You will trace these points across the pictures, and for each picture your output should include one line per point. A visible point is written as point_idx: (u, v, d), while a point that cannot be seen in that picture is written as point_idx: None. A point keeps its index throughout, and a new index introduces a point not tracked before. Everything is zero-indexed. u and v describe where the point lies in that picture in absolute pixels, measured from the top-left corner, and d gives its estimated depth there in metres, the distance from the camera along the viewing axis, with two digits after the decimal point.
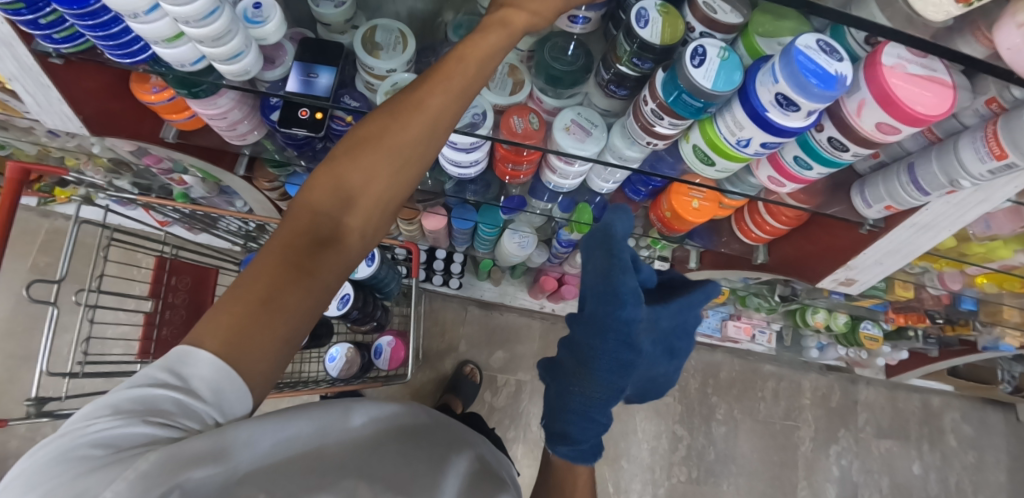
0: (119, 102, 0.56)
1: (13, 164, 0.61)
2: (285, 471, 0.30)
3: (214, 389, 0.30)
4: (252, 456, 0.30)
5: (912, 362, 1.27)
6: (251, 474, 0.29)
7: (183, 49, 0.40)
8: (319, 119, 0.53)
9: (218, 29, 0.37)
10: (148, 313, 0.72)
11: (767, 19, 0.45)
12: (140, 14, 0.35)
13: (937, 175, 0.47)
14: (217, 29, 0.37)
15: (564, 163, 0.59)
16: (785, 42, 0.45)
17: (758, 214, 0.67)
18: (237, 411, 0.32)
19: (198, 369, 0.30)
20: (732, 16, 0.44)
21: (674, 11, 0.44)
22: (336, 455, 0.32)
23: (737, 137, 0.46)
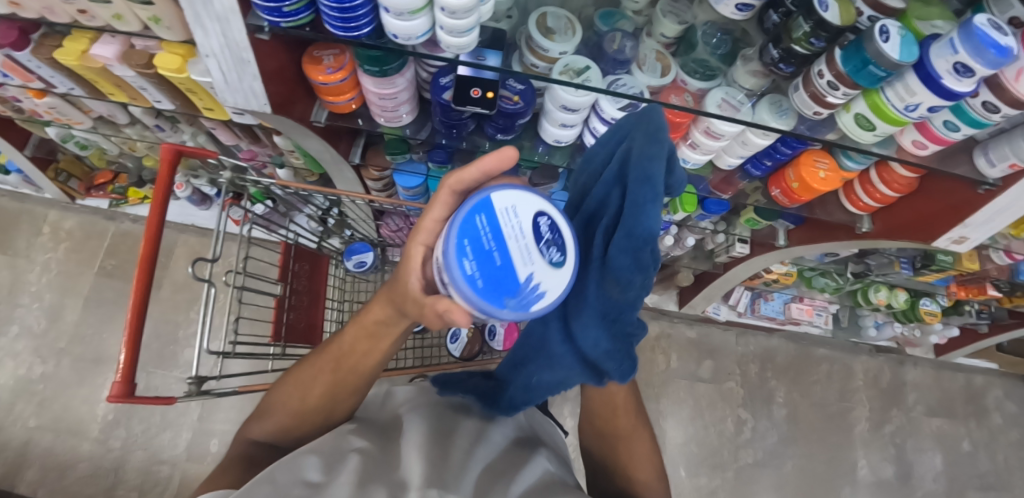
0: (288, 84, 0.58)
1: (167, 145, 0.62)
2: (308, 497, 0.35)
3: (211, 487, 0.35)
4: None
5: (961, 340, 1.31)
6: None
7: (420, 21, 0.42)
8: (490, 98, 0.56)
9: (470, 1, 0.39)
10: (279, 297, 0.73)
11: (920, 6, 0.51)
12: None
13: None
14: (469, 2, 0.39)
15: (709, 137, 0.63)
16: (937, 24, 0.51)
17: (870, 184, 0.71)
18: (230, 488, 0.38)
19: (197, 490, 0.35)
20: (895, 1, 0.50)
21: None
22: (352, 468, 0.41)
23: (906, 103, 0.51)
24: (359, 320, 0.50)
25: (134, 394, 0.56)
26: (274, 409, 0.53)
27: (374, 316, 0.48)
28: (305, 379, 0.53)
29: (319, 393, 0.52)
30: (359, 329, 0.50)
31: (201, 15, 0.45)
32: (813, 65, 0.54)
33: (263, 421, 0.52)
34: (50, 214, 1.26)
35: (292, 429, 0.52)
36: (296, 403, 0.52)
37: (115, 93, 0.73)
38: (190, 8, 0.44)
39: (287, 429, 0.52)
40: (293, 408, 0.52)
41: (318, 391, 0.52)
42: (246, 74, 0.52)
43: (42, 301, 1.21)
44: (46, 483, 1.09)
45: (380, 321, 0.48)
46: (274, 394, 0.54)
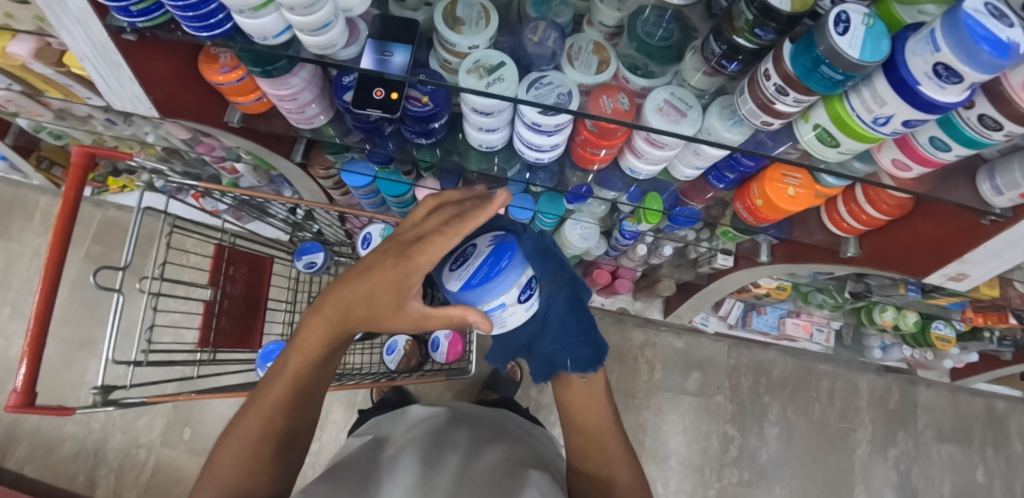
0: (185, 86, 0.55)
1: (79, 148, 0.60)
2: None
3: None
4: None
5: (981, 366, 1.19)
6: None
7: (269, 19, 0.37)
8: (394, 99, 0.50)
9: None
10: (209, 302, 0.70)
11: None
12: None
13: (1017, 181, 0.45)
14: None
15: (651, 145, 0.54)
16: (927, 9, 0.39)
17: (855, 203, 0.61)
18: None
19: None
20: None
21: None
22: None
23: (874, 114, 0.40)
24: (300, 348, 0.46)
25: (35, 403, 0.54)
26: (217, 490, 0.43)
27: (319, 332, 0.45)
28: (255, 425, 0.45)
29: (271, 450, 0.45)
30: (304, 360, 0.46)
31: (59, 19, 0.42)
32: (761, 64, 0.43)
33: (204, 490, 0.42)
34: (43, 200, 1.29)
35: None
36: (241, 463, 0.43)
37: (50, 88, 0.72)
38: (46, 11, 0.41)
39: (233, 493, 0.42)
40: (239, 473, 0.43)
41: (266, 447, 0.45)
42: (123, 77, 0.51)
43: (33, 285, 1.25)
44: (35, 460, 1.15)
45: (326, 340, 0.46)
46: (211, 461, 0.44)
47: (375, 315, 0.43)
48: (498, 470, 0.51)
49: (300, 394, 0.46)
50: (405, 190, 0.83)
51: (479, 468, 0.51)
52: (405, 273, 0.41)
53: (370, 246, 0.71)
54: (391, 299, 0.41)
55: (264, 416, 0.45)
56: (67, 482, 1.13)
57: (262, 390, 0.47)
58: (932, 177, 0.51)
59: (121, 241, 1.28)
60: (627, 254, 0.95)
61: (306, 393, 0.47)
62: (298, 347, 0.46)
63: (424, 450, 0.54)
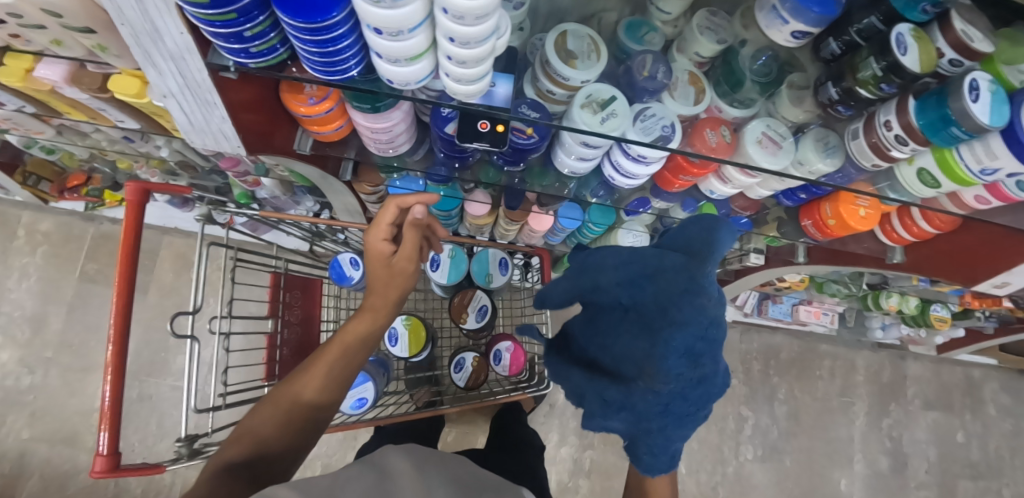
0: (264, 115, 0.52)
1: (133, 184, 0.57)
2: None
3: None
4: None
5: (966, 340, 1.32)
6: None
7: (422, 67, 0.35)
8: (502, 132, 0.49)
9: (485, 49, 0.32)
10: (271, 334, 0.69)
11: (1012, 45, 0.40)
12: (404, 32, 0.31)
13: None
14: (485, 51, 0.32)
15: (743, 174, 0.56)
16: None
17: (908, 217, 0.64)
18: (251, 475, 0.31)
19: None
20: (988, 45, 0.38)
21: (926, 35, 0.40)
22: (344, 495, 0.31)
23: (983, 166, 0.43)
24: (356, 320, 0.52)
25: (121, 465, 0.52)
26: (253, 480, 0.41)
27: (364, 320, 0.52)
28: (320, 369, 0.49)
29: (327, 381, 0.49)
30: (359, 321, 0.52)
31: (149, 55, 0.39)
32: (877, 111, 0.44)
33: (255, 431, 0.45)
34: (26, 215, 1.18)
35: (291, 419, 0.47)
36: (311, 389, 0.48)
37: (71, 111, 0.65)
38: (134, 47, 0.38)
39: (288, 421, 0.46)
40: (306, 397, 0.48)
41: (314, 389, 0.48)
42: (214, 118, 0.48)
43: (24, 309, 1.16)
44: (48, 494, 1.09)
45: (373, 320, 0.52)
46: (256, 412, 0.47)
47: (381, 281, 0.54)
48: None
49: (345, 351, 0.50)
50: (455, 205, 0.80)
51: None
52: (395, 269, 0.54)
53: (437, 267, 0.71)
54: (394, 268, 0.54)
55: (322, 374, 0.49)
56: None
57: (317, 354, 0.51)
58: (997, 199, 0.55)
59: (118, 256, 1.19)
60: None
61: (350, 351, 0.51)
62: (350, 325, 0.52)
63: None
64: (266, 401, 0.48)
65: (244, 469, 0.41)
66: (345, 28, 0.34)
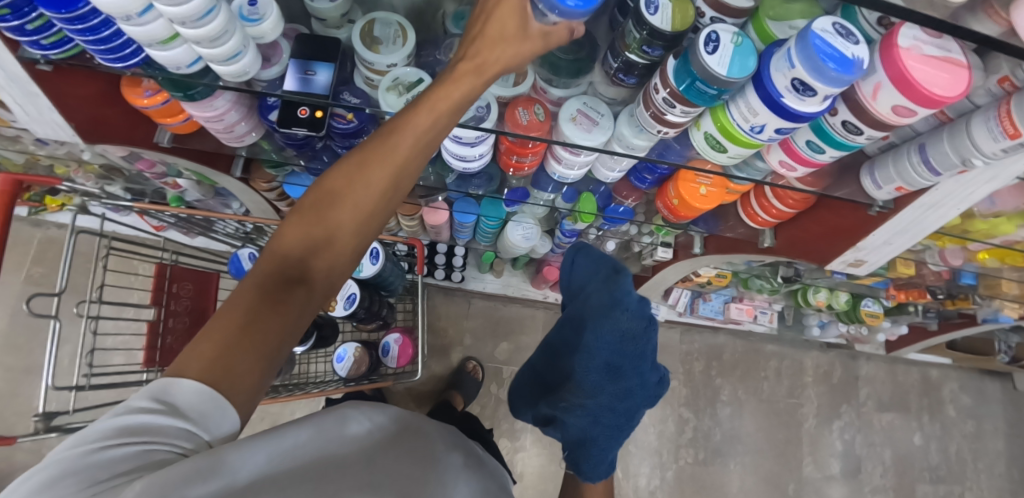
0: (111, 108, 0.55)
1: (3, 175, 0.59)
2: (307, 477, 0.28)
3: (200, 409, 0.30)
4: (252, 467, 0.27)
5: (913, 338, 1.29)
6: (265, 479, 0.27)
7: (179, 51, 0.38)
8: (320, 117, 0.52)
9: (215, 28, 0.36)
10: (152, 322, 0.71)
11: (778, 2, 0.43)
12: (133, 17, 0.33)
13: (949, 154, 0.45)
14: (213, 29, 0.36)
15: (570, 153, 0.58)
16: (797, 24, 0.44)
17: (765, 198, 0.65)
18: (224, 428, 0.31)
19: (183, 393, 0.30)
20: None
21: None
22: (354, 468, 0.30)
23: (751, 123, 0.45)
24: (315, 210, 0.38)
25: None
26: (292, 300, 0.36)
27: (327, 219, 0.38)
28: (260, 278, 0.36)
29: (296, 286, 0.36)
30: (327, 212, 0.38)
31: None
32: (653, 77, 0.47)
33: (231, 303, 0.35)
34: None
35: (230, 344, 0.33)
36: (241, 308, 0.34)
37: None
38: None
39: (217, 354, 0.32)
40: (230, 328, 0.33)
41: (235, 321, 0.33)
42: (43, 107, 0.51)
43: None
44: None
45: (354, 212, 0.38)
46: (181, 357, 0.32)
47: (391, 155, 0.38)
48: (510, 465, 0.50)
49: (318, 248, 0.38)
50: None
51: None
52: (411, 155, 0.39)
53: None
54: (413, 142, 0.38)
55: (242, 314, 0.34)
56: None
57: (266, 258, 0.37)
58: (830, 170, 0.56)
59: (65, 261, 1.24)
60: None
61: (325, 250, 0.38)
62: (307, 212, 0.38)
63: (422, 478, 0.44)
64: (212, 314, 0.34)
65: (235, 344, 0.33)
66: (104, 16, 0.37)
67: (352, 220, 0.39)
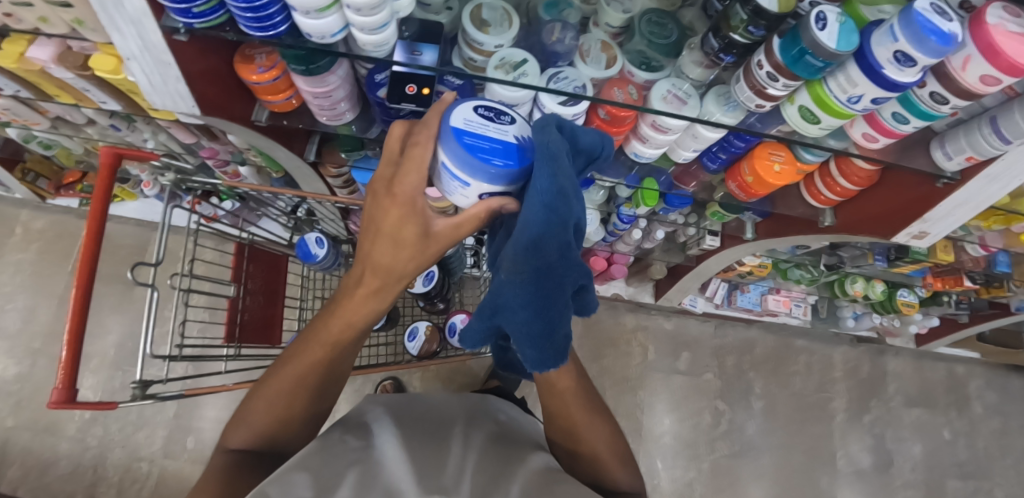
0: (222, 84, 0.57)
1: (107, 148, 0.61)
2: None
3: None
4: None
5: (943, 330, 1.31)
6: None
7: (331, 19, 0.41)
8: (427, 94, 0.55)
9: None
10: (232, 298, 0.73)
11: None
12: None
13: None
14: None
15: (657, 131, 0.61)
16: (884, 10, 0.49)
17: (830, 176, 0.69)
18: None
19: None
20: None
21: None
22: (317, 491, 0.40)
23: (849, 94, 0.50)
24: (288, 365, 0.53)
25: (75, 400, 0.57)
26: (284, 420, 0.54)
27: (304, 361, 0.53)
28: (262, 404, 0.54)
29: (298, 399, 0.54)
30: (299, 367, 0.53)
31: (113, 18, 0.43)
32: (753, 56, 0.52)
33: (242, 426, 0.54)
34: (22, 214, 1.25)
35: (265, 435, 0.54)
36: (264, 417, 0.54)
37: (61, 94, 0.72)
38: (99, 11, 0.42)
39: (259, 438, 0.54)
40: (270, 416, 0.54)
41: (260, 426, 0.53)
42: (171, 77, 0.50)
43: (14, 302, 1.21)
44: (27, 481, 1.11)
45: (314, 361, 0.53)
46: (243, 408, 0.55)
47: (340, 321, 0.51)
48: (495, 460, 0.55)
49: (295, 383, 0.53)
50: None
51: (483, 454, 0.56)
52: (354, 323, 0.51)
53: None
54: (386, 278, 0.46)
55: (259, 420, 0.53)
56: None
57: (264, 386, 0.54)
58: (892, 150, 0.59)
59: (108, 252, 1.25)
60: (623, 239, 1.01)
61: (301, 382, 0.53)
62: (285, 367, 0.54)
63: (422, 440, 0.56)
64: (234, 420, 0.55)
65: (249, 455, 0.53)
66: None
67: (315, 361, 0.53)
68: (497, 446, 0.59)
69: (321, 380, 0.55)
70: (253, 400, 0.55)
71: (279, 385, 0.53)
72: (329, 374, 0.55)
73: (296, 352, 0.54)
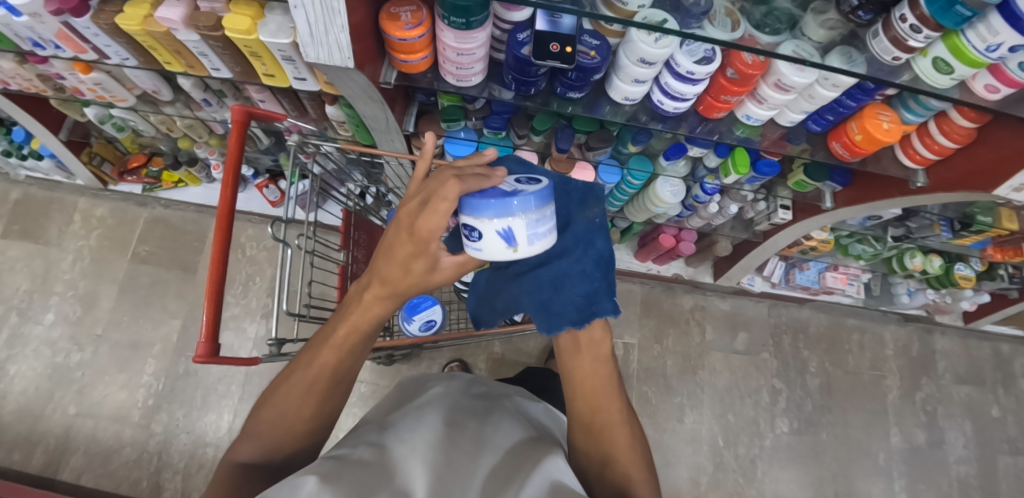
0: (365, 41, 0.57)
1: (238, 107, 0.61)
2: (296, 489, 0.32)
3: None
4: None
5: (992, 307, 1.32)
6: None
7: None
8: (570, 52, 0.56)
9: None
10: (342, 265, 0.73)
11: None
12: None
13: None
14: None
15: (777, 91, 0.64)
16: None
17: (928, 136, 0.71)
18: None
19: None
20: None
21: None
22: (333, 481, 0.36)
23: (988, 43, 0.51)
24: (306, 367, 0.49)
25: (217, 354, 0.56)
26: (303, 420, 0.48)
27: (322, 361, 0.49)
28: (274, 409, 0.48)
29: (312, 408, 0.48)
30: (315, 371, 0.49)
31: None
32: (894, 11, 0.54)
33: (254, 438, 0.47)
34: (81, 201, 1.25)
35: (279, 447, 0.47)
36: (283, 424, 0.47)
37: (171, 62, 0.72)
38: None
39: (276, 448, 0.47)
40: (283, 427, 0.48)
41: (278, 435, 0.47)
42: (334, 25, 0.50)
43: (76, 289, 1.20)
44: (93, 468, 1.09)
45: (329, 363, 0.49)
46: (256, 412, 0.49)
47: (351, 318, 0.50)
48: (526, 453, 0.52)
49: (311, 388, 0.49)
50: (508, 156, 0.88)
51: (501, 456, 0.51)
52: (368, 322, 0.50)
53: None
54: (417, 266, 0.46)
55: (271, 427, 0.47)
56: (131, 488, 1.08)
57: (281, 385, 0.49)
58: (999, 102, 0.60)
59: (169, 238, 1.25)
60: (698, 214, 1.04)
61: (317, 388, 0.49)
62: (298, 369, 0.50)
63: (436, 431, 0.52)
64: (242, 433, 0.48)
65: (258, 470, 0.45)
66: None
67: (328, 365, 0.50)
68: (519, 446, 0.55)
69: (339, 385, 0.50)
70: (265, 401, 0.49)
71: (295, 391, 0.48)
72: (346, 375, 0.51)
73: (308, 353, 0.50)
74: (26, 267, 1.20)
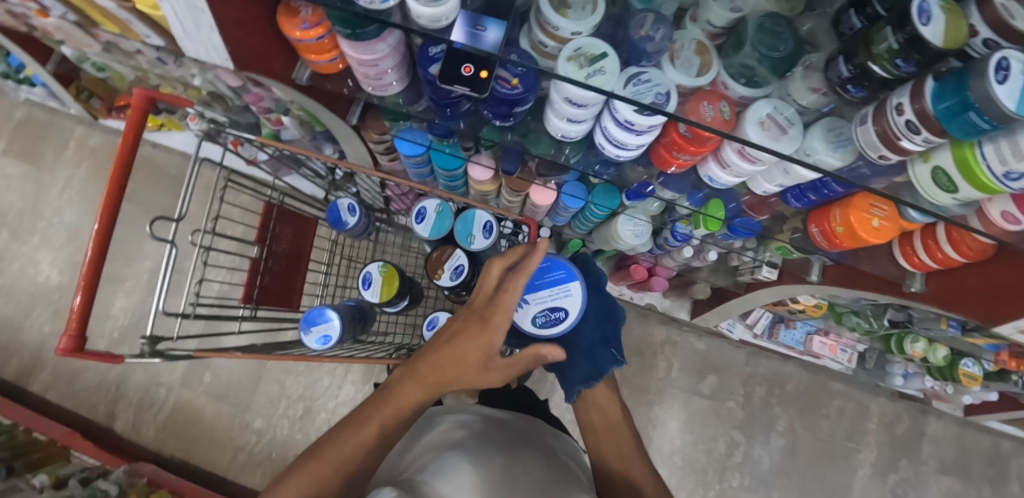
0: (259, 38, 0.53)
1: (140, 91, 0.58)
2: None
3: None
4: None
5: (999, 406, 1.17)
6: None
7: None
8: (484, 78, 0.47)
9: None
10: (254, 259, 0.70)
11: None
12: None
13: None
14: None
15: (743, 158, 0.52)
16: None
17: (933, 240, 0.58)
18: None
19: None
20: None
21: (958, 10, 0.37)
22: None
23: (1008, 168, 0.39)
24: (342, 448, 0.42)
25: (86, 348, 0.53)
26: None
27: (360, 436, 0.43)
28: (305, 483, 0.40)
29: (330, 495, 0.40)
30: (354, 451, 0.43)
31: None
32: (893, 94, 0.42)
33: None
34: (77, 129, 1.27)
35: None
36: None
37: (106, 22, 0.69)
38: None
39: None
40: None
41: None
42: (203, 24, 0.49)
43: (63, 215, 1.25)
44: (57, 386, 1.17)
45: (366, 447, 0.43)
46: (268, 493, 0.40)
47: (397, 397, 0.46)
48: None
49: (336, 472, 0.41)
50: (458, 164, 0.80)
51: None
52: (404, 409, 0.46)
53: (423, 221, 0.72)
54: (475, 351, 0.46)
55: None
56: (88, 412, 1.16)
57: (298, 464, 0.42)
58: (1019, 231, 0.47)
59: (151, 179, 1.27)
60: (671, 255, 0.94)
61: (345, 472, 0.42)
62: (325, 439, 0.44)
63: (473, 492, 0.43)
64: None
65: None
66: None
67: (367, 448, 0.43)
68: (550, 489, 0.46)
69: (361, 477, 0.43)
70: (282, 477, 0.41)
71: (321, 473, 0.41)
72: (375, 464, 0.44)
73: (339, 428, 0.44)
74: (22, 186, 1.26)
